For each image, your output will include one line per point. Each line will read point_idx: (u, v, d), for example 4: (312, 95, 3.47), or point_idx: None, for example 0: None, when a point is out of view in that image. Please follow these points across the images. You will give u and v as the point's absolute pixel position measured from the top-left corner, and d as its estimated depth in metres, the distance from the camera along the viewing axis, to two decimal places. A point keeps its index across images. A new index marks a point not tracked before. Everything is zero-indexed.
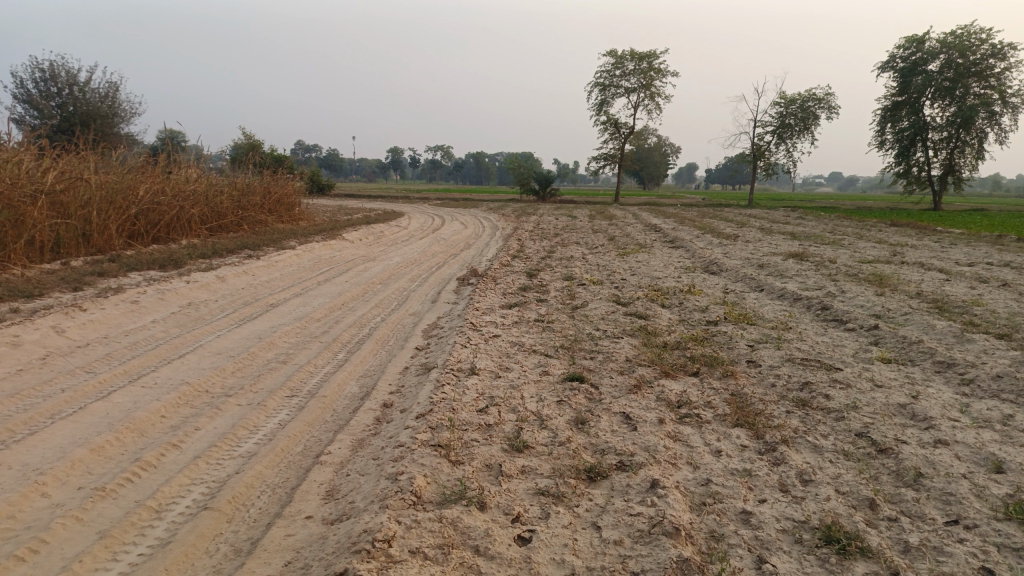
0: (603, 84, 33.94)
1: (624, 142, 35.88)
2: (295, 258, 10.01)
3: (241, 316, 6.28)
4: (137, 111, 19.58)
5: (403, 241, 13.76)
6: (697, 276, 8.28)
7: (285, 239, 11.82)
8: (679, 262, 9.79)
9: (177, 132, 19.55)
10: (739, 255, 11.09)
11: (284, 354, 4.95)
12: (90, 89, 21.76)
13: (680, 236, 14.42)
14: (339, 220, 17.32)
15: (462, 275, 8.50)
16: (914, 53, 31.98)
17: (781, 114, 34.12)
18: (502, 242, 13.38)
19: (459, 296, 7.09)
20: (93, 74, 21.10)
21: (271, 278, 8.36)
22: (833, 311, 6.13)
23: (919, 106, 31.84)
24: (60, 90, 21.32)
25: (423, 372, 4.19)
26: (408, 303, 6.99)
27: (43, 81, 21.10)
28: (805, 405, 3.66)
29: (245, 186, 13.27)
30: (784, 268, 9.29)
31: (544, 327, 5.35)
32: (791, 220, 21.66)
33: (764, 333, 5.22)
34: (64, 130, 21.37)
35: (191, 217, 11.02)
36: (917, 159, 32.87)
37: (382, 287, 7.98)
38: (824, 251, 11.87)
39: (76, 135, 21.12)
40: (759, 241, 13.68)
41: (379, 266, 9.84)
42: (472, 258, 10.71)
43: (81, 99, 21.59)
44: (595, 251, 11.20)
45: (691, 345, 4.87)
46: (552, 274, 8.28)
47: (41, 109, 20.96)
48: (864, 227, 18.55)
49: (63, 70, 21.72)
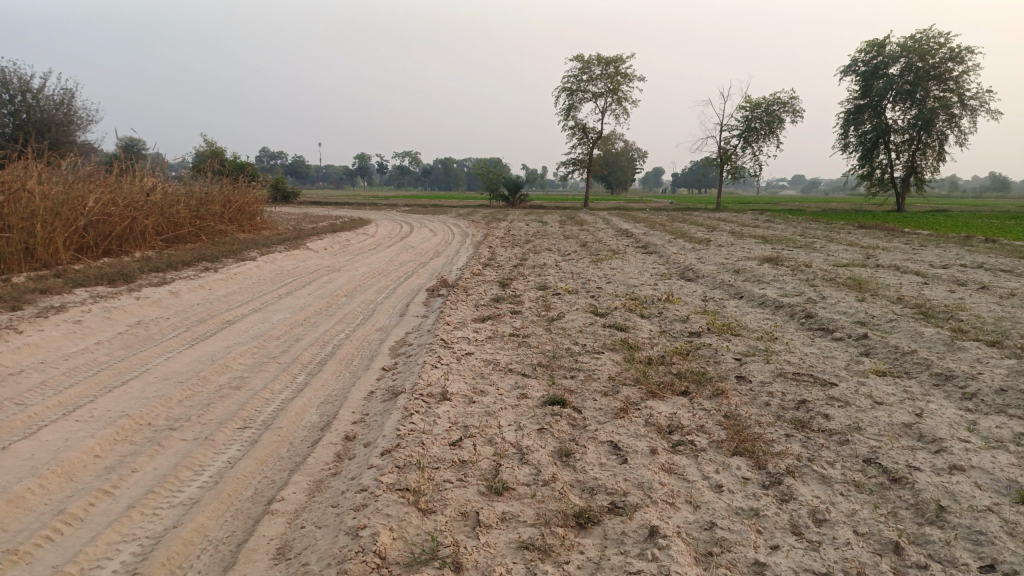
0: (571, 89, 33.84)
1: (592, 147, 35.79)
2: (257, 270, 9.56)
3: (194, 335, 5.85)
4: (93, 119, 18.87)
5: (370, 250, 13.34)
6: (674, 283, 8.03)
7: (246, 250, 11.35)
8: (654, 269, 9.53)
9: (137, 141, 18.92)
10: (713, 260, 10.89)
11: (239, 378, 4.55)
12: (45, 97, 20.98)
13: (652, 241, 14.21)
14: (304, 228, 16.82)
15: (432, 286, 8.14)
16: (875, 57, 32.41)
17: (747, 117, 34.32)
18: (472, 250, 13.03)
19: (429, 309, 6.73)
20: (46, 80, 20.32)
21: (229, 292, 7.91)
22: (818, 319, 5.90)
23: (881, 109, 32.25)
24: (12, 97, 20.50)
25: (389, 397, 3.84)
26: (374, 317, 6.62)
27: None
28: (805, 427, 3.38)
29: (204, 195, 12.75)
30: (761, 273, 9.09)
31: (519, 342, 5.03)
32: (760, 223, 21.66)
33: (751, 344, 4.96)
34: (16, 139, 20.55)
35: (145, 228, 10.49)
36: (880, 161, 33.28)
37: (347, 300, 7.58)
38: (798, 255, 11.74)
39: (30, 144, 20.32)
40: (732, 246, 13.53)
41: (345, 277, 9.43)
42: (441, 267, 10.35)
43: (34, 106, 20.79)
44: (567, 258, 10.91)
45: (676, 360, 4.58)
46: (526, 284, 7.96)
47: None
48: (834, 230, 18.56)
49: (16, 77, 20.92)
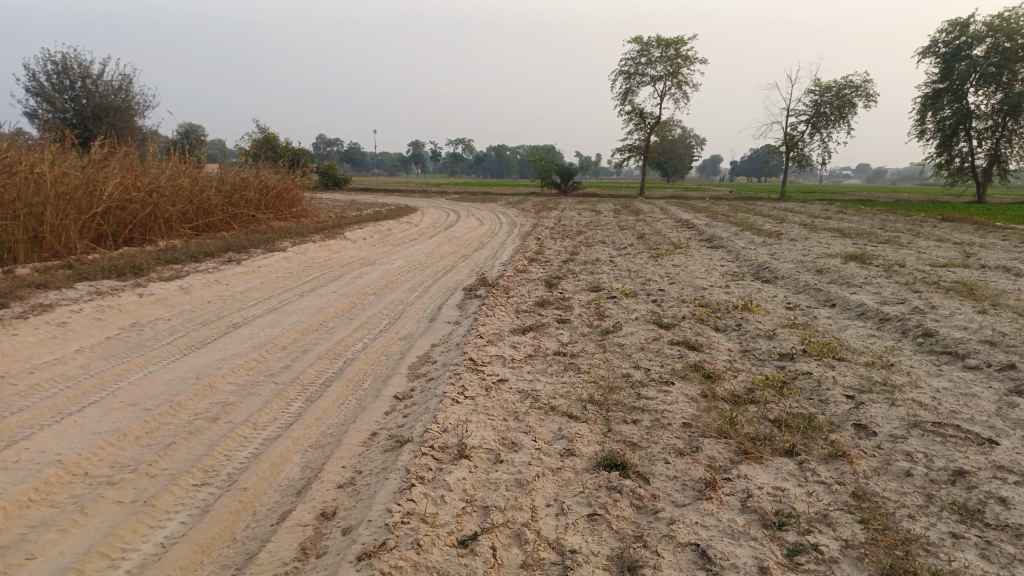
0: (627, 73, 32.48)
1: (649, 133, 34.35)
2: (284, 262, 8.80)
3: (191, 343, 5.05)
4: (150, 106, 18.68)
5: (411, 240, 12.50)
6: (750, 287, 6.92)
7: (278, 239, 10.63)
8: (724, 268, 8.42)
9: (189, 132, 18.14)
10: (789, 257, 9.67)
11: (220, 406, 3.71)
12: (104, 82, 20.81)
13: (716, 234, 13.02)
14: (347, 216, 16.11)
15: (471, 284, 7.23)
16: (958, 38, 29.98)
17: (816, 102, 32.38)
18: (520, 242, 12.06)
19: (464, 314, 5.81)
20: (104, 65, 20.16)
21: (246, 288, 7.14)
22: (940, 339, 4.74)
23: (962, 93, 29.92)
24: (73, 83, 20.43)
25: (393, 446, 2.92)
26: (400, 323, 5.73)
27: (55, 74, 20.23)
28: (977, 520, 2.32)
29: (239, 180, 12.10)
30: (848, 275, 7.88)
31: (566, 365, 4.06)
32: (833, 215, 20.05)
33: (862, 377, 3.88)
34: (77, 124, 20.47)
35: (170, 217, 9.85)
36: (960, 149, 30.96)
37: (374, 300, 6.71)
38: (885, 253, 10.41)
39: (89, 131, 20.29)
40: (806, 240, 12.22)
41: (378, 271, 8.58)
42: (484, 262, 9.43)
43: (94, 92, 20.64)
44: (623, 253, 9.85)
45: (768, 397, 3.54)
46: (576, 284, 6.96)
47: (53, 103, 20.03)
48: (916, 223, 16.92)
49: (76, 62, 20.85)
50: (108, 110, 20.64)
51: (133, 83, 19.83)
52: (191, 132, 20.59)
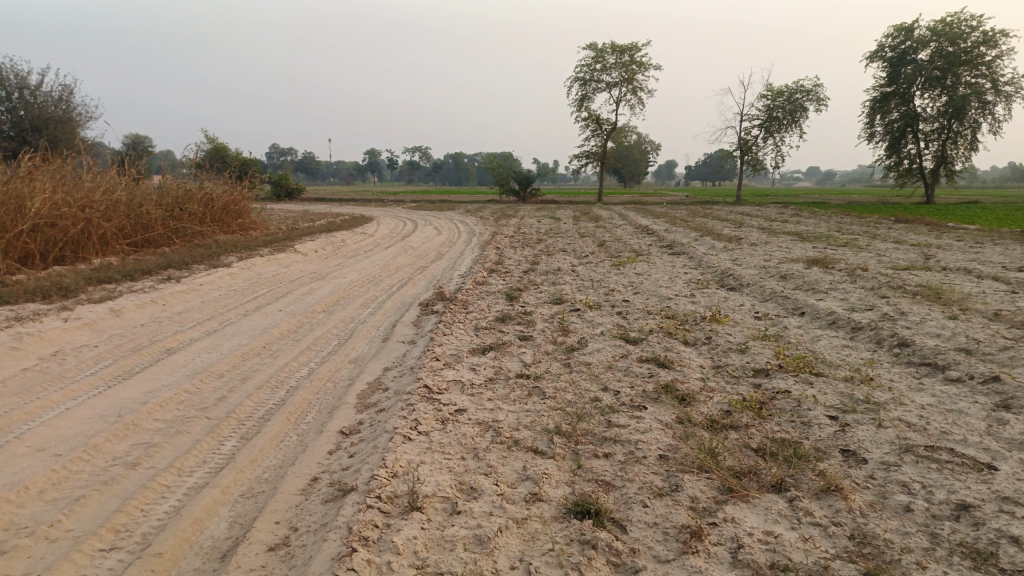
0: (583, 79, 32.48)
1: (606, 139, 34.40)
2: (229, 278, 8.32)
3: (118, 372, 4.59)
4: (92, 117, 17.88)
5: (366, 252, 12.06)
6: (716, 295, 6.71)
7: (224, 254, 10.12)
8: (688, 275, 8.22)
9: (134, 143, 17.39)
10: (751, 263, 9.53)
11: (142, 449, 3.29)
12: (44, 93, 19.91)
13: (677, 240, 12.87)
14: (299, 227, 15.57)
15: (427, 299, 6.87)
16: (903, 42, 30.64)
17: (768, 106, 32.78)
18: (478, 251, 11.71)
19: (419, 332, 5.45)
20: (43, 74, 19.26)
21: (184, 309, 6.65)
22: (916, 348, 4.55)
23: (908, 96, 30.61)
24: (10, 94, 19.48)
25: (336, 496, 2.57)
26: (351, 343, 5.35)
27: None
28: (992, 565, 2.08)
29: (181, 193, 11.53)
30: (813, 281, 7.74)
31: (529, 389, 3.75)
32: (789, 218, 20.20)
33: (844, 395, 3.65)
34: (15, 137, 19.53)
35: (105, 233, 9.28)
36: (908, 151, 31.66)
37: (324, 319, 6.30)
38: (846, 256, 10.36)
39: (27, 144, 19.35)
40: (766, 244, 12.15)
41: (329, 287, 8.15)
42: (442, 274, 9.08)
43: (33, 103, 19.71)
44: (585, 262, 9.60)
45: (749, 420, 3.28)
46: (538, 296, 6.67)
47: None
48: (871, 225, 17.09)
49: (12, 72, 19.89)
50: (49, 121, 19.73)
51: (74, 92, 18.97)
52: (136, 143, 19.80)
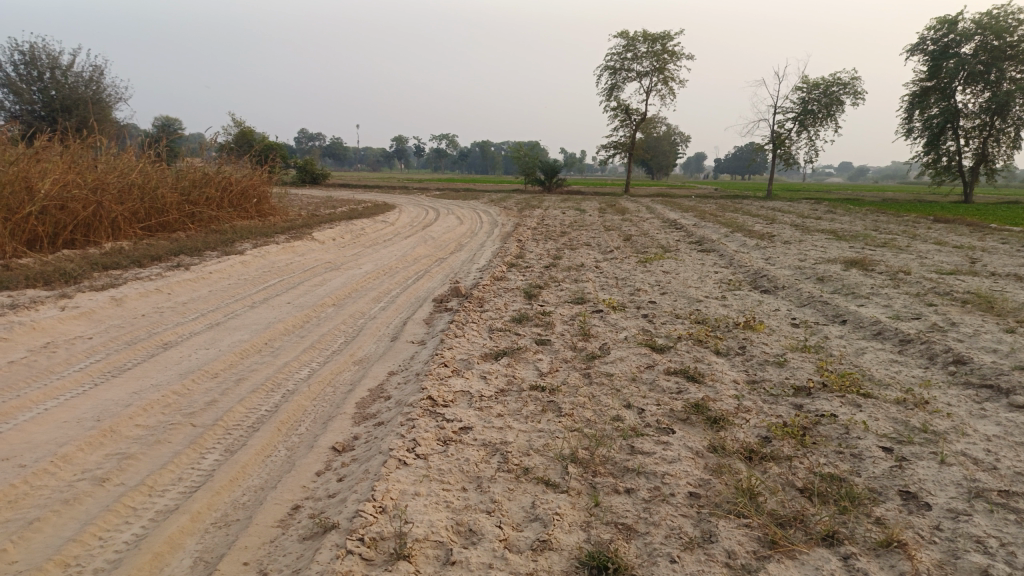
0: (613, 68, 31.87)
1: (635, 129, 33.78)
2: (240, 266, 8.06)
3: (108, 368, 4.31)
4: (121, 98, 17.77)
5: (385, 241, 11.76)
6: (749, 299, 6.29)
7: (238, 240, 9.87)
8: (719, 275, 7.79)
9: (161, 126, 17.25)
10: (785, 263, 9.06)
11: (114, 461, 2.99)
12: (74, 74, 19.87)
13: (706, 236, 12.38)
14: (320, 214, 15.32)
15: (442, 295, 6.54)
16: (946, 35, 29.59)
17: (803, 99, 31.91)
18: (499, 244, 11.36)
19: (431, 330, 5.11)
20: (73, 54, 19.18)
21: (189, 299, 6.38)
22: (974, 366, 4.12)
23: (950, 91, 29.59)
24: (41, 74, 19.43)
25: (316, 533, 2.24)
26: (358, 342, 5.03)
27: (23, 64, 19.23)
28: None
29: (198, 177, 11.31)
30: (853, 284, 7.28)
31: (544, 404, 3.39)
32: (823, 215, 19.57)
33: (898, 422, 3.24)
34: (46, 117, 19.54)
35: (117, 217, 9.07)
36: (947, 148, 30.65)
37: (333, 313, 5.99)
38: (886, 257, 9.84)
39: (56, 124, 19.33)
40: (800, 243, 11.65)
41: (343, 278, 7.84)
42: (460, 267, 8.74)
43: (63, 83, 19.68)
44: (610, 257, 9.20)
45: (791, 451, 2.89)
46: (558, 295, 6.30)
47: (20, 95, 19.07)
48: (909, 224, 16.43)
49: (44, 52, 19.85)
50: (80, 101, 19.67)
51: (104, 73, 18.89)
52: (164, 125, 19.72)
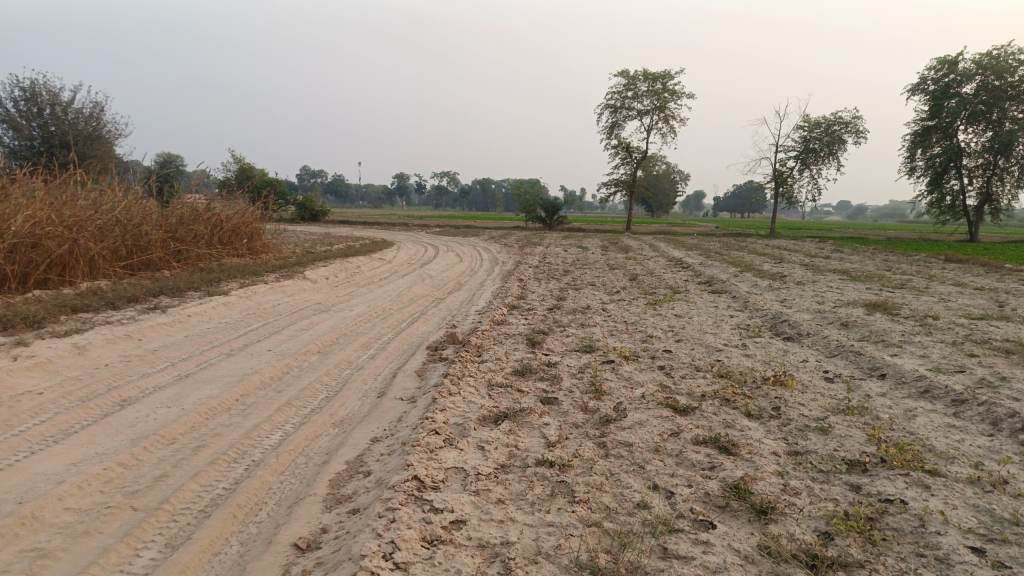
0: (614, 106, 31.78)
1: (636, 167, 33.58)
2: (223, 308, 7.54)
3: (51, 430, 3.77)
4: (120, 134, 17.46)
5: (381, 280, 11.26)
6: (773, 348, 5.75)
7: (225, 280, 9.36)
8: (735, 320, 7.26)
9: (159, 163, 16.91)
10: (803, 306, 8.54)
11: (26, 562, 2.42)
12: (75, 110, 19.62)
13: (715, 275, 11.88)
14: (314, 252, 14.84)
15: (437, 341, 6.00)
16: (947, 75, 29.51)
17: (805, 137, 31.74)
18: (499, 283, 10.86)
19: (423, 384, 4.56)
20: (74, 90, 18.95)
21: (161, 346, 5.83)
22: None
23: (952, 130, 29.39)
24: (41, 110, 19.17)
25: None
26: (340, 398, 4.47)
27: (23, 100, 18.97)
28: None
29: (187, 214, 10.85)
30: (881, 331, 6.74)
31: (555, 486, 2.83)
32: (831, 254, 19.08)
33: (981, 511, 2.68)
34: (44, 152, 19.26)
35: (95, 255, 8.57)
36: (951, 187, 30.38)
37: (317, 362, 5.45)
38: (908, 300, 9.32)
39: (53, 160, 19.01)
40: (815, 284, 11.13)
41: (331, 321, 7.29)
42: (458, 309, 8.22)
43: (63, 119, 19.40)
44: (616, 299, 8.68)
45: (863, 556, 2.33)
46: (564, 342, 5.76)
47: (19, 130, 18.80)
48: (921, 264, 15.95)
49: (44, 87, 19.61)
50: (80, 137, 19.40)
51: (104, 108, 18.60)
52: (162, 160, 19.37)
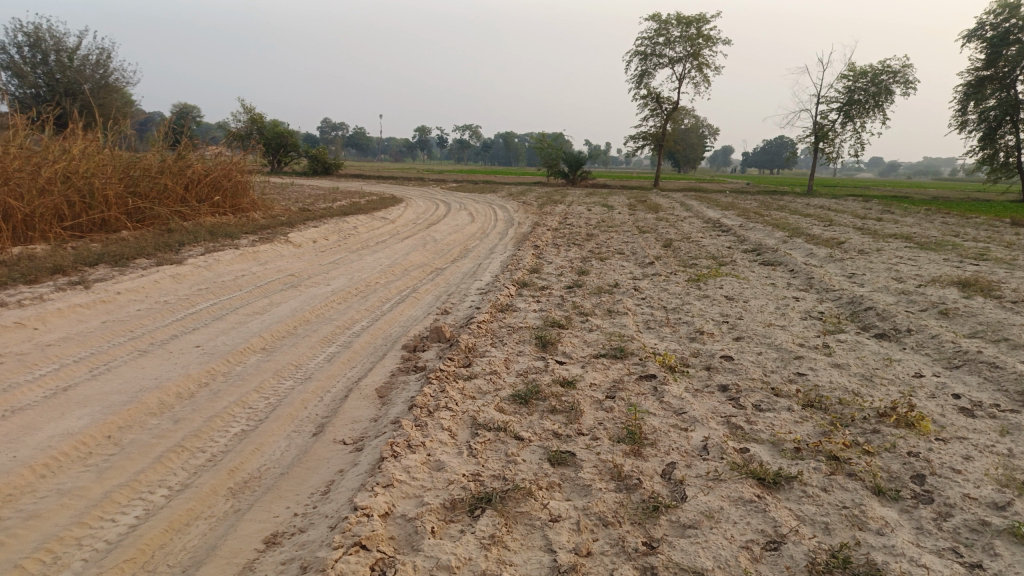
0: (644, 53, 29.65)
1: (666, 119, 31.53)
2: (169, 282, 6.15)
3: None
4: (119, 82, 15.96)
5: (377, 243, 9.81)
6: (870, 355, 4.23)
7: (189, 243, 7.97)
8: (804, 305, 5.73)
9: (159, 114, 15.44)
10: (879, 285, 6.95)
11: None
12: (82, 57, 18.10)
13: (762, 242, 10.26)
14: (311, 209, 13.38)
15: (419, 337, 4.55)
16: (1007, 20, 26.86)
17: (849, 88, 29.38)
18: (512, 249, 9.37)
19: (382, 416, 3.15)
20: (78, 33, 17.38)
21: (60, 338, 4.45)
22: None
23: (1010, 81, 26.87)
24: (46, 57, 17.70)
25: None
26: (260, 436, 3.08)
27: (27, 46, 17.52)
28: None
29: (154, 165, 9.40)
30: (1000, 325, 5.15)
31: None
32: (880, 216, 17.29)
33: None
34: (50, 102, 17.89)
35: (27, 217, 7.20)
36: (1005, 142, 27.96)
37: (253, 365, 4.05)
38: (1003, 278, 7.68)
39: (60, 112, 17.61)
40: (882, 254, 9.47)
41: (298, 299, 5.86)
42: (459, 284, 6.76)
43: (69, 67, 17.87)
44: (651, 273, 7.16)
45: None
46: (587, 342, 4.31)
47: (24, 78, 17.35)
48: (990, 229, 14.09)
49: (48, 32, 18.10)
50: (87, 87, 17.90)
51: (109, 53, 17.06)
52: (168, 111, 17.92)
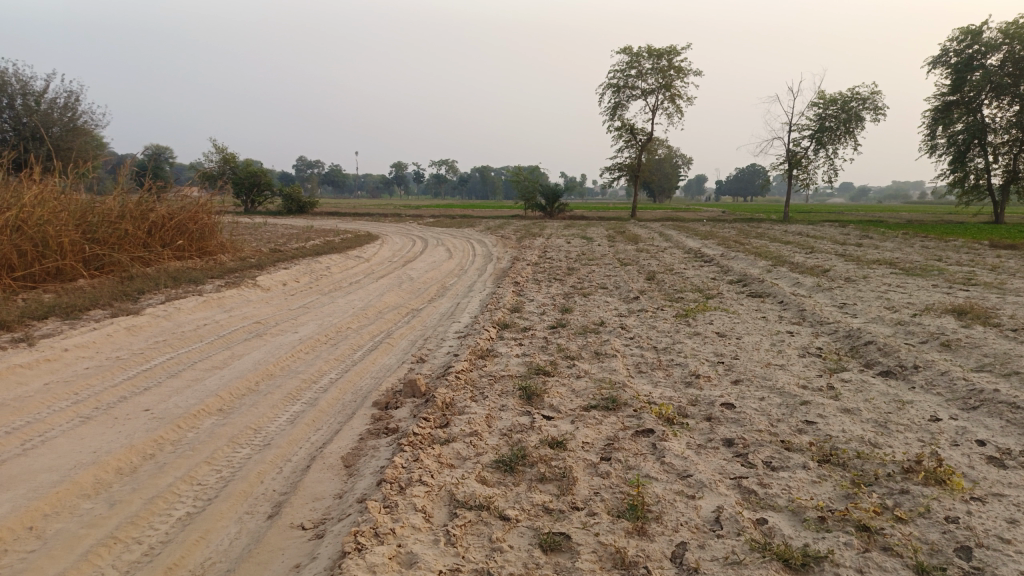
0: (617, 86, 29.82)
1: (641, 150, 31.64)
2: (124, 335, 5.71)
3: None
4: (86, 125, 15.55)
5: (350, 284, 9.44)
6: (880, 397, 3.92)
7: (150, 291, 7.54)
8: (800, 341, 5.43)
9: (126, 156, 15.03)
10: (873, 315, 6.68)
11: None
12: (50, 100, 17.70)
13: (747, 272, 10.02)
14: (283, 250, 12.98)
15: (392, 391, 4.17)
16: (970, 47, 27.38)
17: (820, 115, 29.70)
18: (491, 287, 9.03)
19: (348, 492, 2.77)
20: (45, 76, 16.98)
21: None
22: None
23: (975, 105, 27.29)
24: (11, 101, 17.25)
25: None
26: (208, 520, 2.68)
27: None
28: None
29: (114, 210, 8.99)
30: (1008, 357, 4.87)
31: None
32: (859, 241, 17.21)
33: None
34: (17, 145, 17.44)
35: None
36: (974, 165, 28.28)
37: (207, 431, 3.65)
38: (996, 304, 7.46)
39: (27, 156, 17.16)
40: (869, 281, 9.25)
41: (263, 350, 5.46)
42: (436, 327, 6.40)
43: (36, 110, 17.44)
44: (637, 310, 6.86)
45: None
46: (576, 392, 3.96)
47: None
48: (971, 252, 14.00)
49: (13, 75, 17.67)
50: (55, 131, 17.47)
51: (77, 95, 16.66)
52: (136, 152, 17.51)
